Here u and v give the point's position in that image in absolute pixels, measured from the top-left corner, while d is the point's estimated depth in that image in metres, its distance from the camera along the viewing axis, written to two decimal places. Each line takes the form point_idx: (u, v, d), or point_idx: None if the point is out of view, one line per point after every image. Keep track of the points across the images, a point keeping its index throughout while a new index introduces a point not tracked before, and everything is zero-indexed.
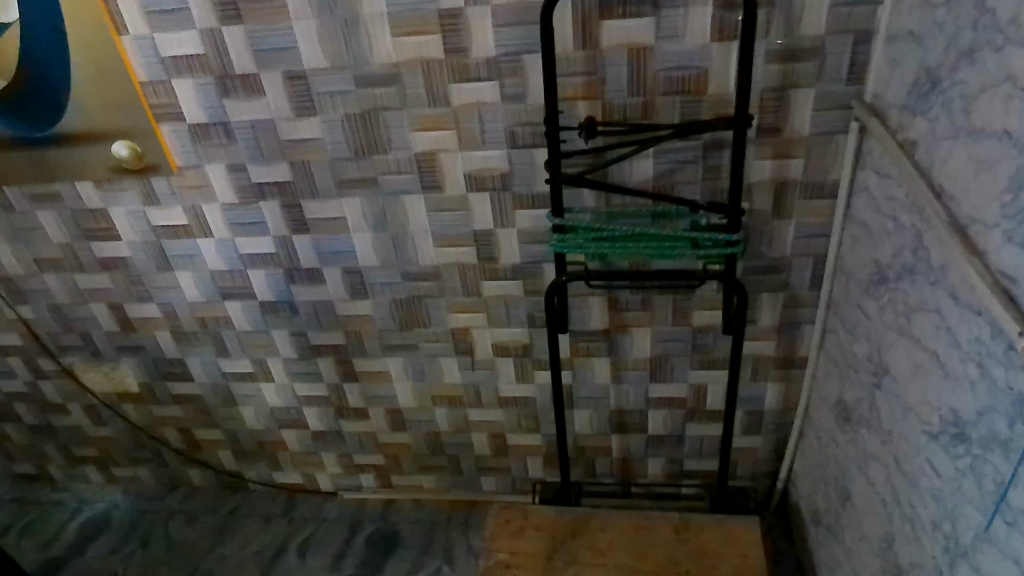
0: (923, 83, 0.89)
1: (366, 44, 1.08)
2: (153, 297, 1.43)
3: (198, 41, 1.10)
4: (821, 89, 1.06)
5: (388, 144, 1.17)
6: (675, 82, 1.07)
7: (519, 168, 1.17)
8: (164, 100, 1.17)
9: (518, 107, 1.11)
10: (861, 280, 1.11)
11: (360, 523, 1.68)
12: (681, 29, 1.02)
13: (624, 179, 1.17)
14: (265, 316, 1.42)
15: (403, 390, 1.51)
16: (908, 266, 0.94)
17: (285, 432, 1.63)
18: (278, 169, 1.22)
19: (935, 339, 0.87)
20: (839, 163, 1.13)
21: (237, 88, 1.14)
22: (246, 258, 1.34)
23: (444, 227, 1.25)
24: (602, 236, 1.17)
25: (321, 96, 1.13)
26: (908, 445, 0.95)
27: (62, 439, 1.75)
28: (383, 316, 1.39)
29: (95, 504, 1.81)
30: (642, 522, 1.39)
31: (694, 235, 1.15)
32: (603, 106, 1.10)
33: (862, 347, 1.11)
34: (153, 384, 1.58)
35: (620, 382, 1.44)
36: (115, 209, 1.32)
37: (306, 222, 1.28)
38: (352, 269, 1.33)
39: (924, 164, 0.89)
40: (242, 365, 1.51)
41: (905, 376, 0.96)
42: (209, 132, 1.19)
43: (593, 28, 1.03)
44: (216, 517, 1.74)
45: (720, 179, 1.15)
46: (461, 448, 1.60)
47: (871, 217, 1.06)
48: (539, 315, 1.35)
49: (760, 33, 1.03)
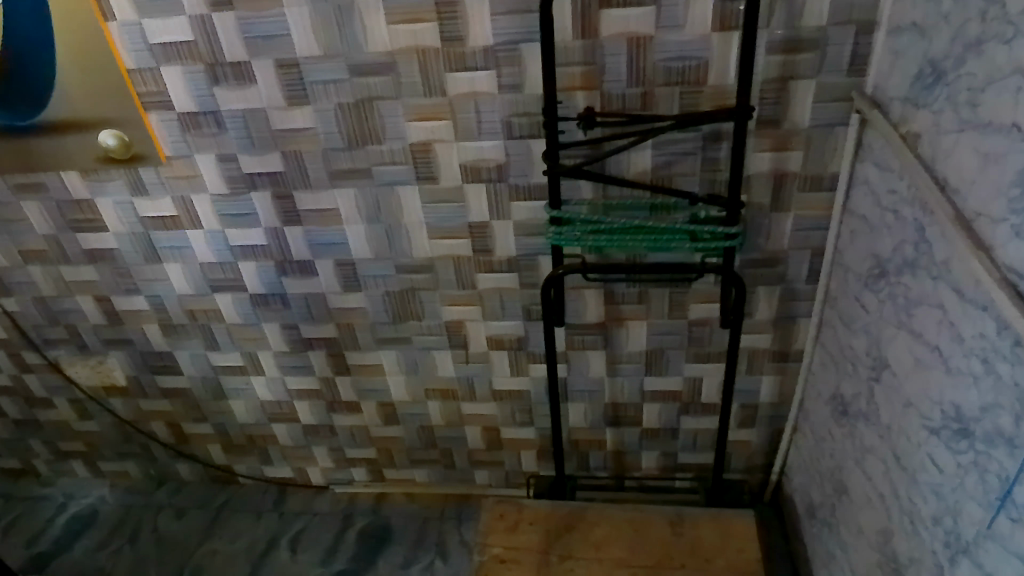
0: (928, 75, 0.88)
1: (360, 31, 1.05)
2: (141, 290, 1.40)
3: (187, 28, 1.08)
4: (823, 80, 1.05)
5: (383, 134, 1.15)
6: (675, 72, 1.05)
7: (516, 160, 1.16)
8: (153, 89, 1.14)
9: (515, 98, 1.09)
10: (859, 273, 1.10)
11: (352, 517, 1.67)
12: (681, 18, 1.01)
13: (622, 171, 1.16)
14: (255, 308, 1.40)
15: (396, 383, 1.50)
16: (910, 260, 0.93)
17: (276, 426, 1.61)
18: (269, 159, 1.20)
19: (937, 334, 0.86)
20: (839, 156, 1.12)
21: (227, 76, 1.12)
22: (236, 250, 1.32)
23: (439, 219, 1.24)
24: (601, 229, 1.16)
25: (314, 85, 1.11)
26: (907, 440, 0.94)
27: (48, 433, 1.72)
28: (376, 309, 1.38)
29: (82, 499, 1.78)
30: (637, 515, 1.38)
31: (693, 227, 1.14)
32: (601, 96, 1.08)
33: (860, 341, 1.11)
34: (142, 377, 1.56)
35: (615, 375, 1.43)
36: (102, 200, 1.29)
37: (298, 214, 1.26)
38: (345, 262, 1.31)
39: (928, 157, 0.88)
40: (233, 358, 1.49)
41: (904, 371, 0.95)
42: (200, 121, 1.17)
43: (592, 17, 1.02)
44: (205, 512, 1.72)
45: (719, 171, 1.14)
46: (454, 442, 1.59)
47: (870, 211, 1.05)
48: (534, 309, 1.34)
49: (763, 24, 1.01)
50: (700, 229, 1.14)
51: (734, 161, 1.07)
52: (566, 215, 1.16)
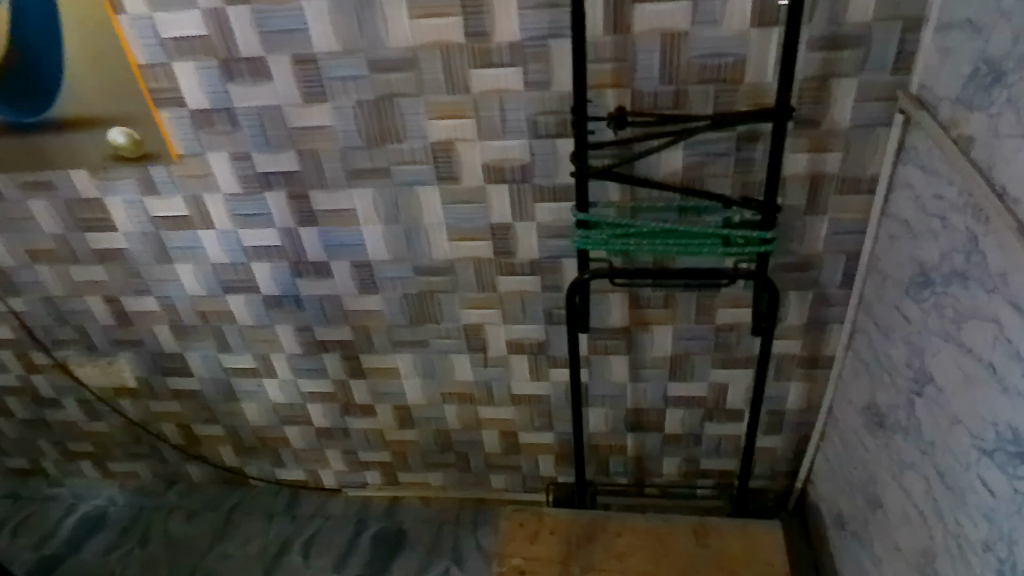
0: (984, 75, 0.83)
1: (382, 26, 1.01)
2: (152, 290, 1.37)
3: (201, 21, 1.03)
4: (865, 78, 1.00)
5: (403, 133, 1.11)
6: (710, 70, 1.01)
7: (541, 159, 1.11)
8: (164, 85, 1.10)
9: (542, 96, 1.05)
10: (899, 280, 1.06)
11: (366, 521, 1.63)
12: (719, 13, 0.96)
13: (651, 172, 1.11)
14: (269, 310, 1.36)
15: (412, 387, 1.46)
16: (959, 270, 0.88)
17: (289, 428, 1.57)
18: (284, 158, 1.15)
19: (991, 351, 0.82)
20: (879, 158, 1.07)
21: (242, 71, 1.07)
22: (250, 250, 1.28)
23: (460, 220, 1.19)
24: (629, 233, 1.12)
25: (332, 82, 1.07)
26: (954, 459, 0.90)
27: (57, 434, 1.69)
28: (393, 312, 1.34)
29: (91, 500, 1.75)
30: (660, 525, 1.34)
31: (726, 231, 1.10)
32: (632, 94, 1.04)
33: (899, 351, 1.06)
34: (152, 379, 1.52)
35: (637, 380, 1.39)
36: (111, 198, 1.25)
37: (314, 214, 1.22)
38: (361, 263, 1.27)
39: (983, 163, 0.83)
40: (245, 359, 1.46)
41: (951, 386, 0.91)
42: (213, 118, 1.12)
43: (625, 12, 0.97)
44: (216, 514, 1.69)
45: (752, 172, 1.09)
46: (471, 446, 1.55)
47: (913, 216, 1.01)
48: (556, 312, 1.30)
49: (804, 20, 0.96)
50: (734, 234, 1.10)
51: (772, 162, 1.03)
52: (593, 219, 1.12)
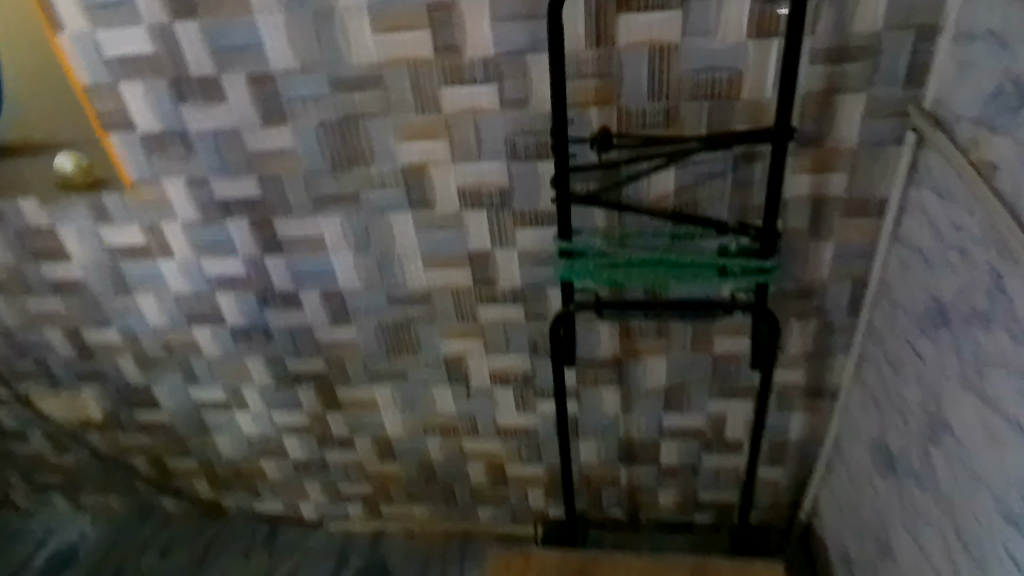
0: (1009, 95, 0.74)
1: (343, 42, 0.92)
2: (112, 321, 1.28)
3: (147, 38, 0.95)
4: (874, 92, 0.91)
5: (371, 155, 1.02)
6: (703, 85, 0.91)
7: (520, 183, 1.02)
8: (112, 107, 1.01)
9: (520, 115, 0.96)
10: (912, 314, 0.97)
11: (347, 556, 1.55)
12: (713, 24, 0.87)
13: (641, 196, 1.02)
14: (237, 340, 1.28)
15: (392, 418, 1.37)
16: (982, 312, 0.79)
17: (264, 460, 1.49)
18: (245, 183, 1.07)
19: (1019, 407, 0.73)
20: (889, 178, 0.98)
21: (194, 92, 0.98)
22: (213, 279, 1.20)
23: (436, 247, 1.11)
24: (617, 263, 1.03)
25: (291, 102, 0.98)
26: (976, 520, 0.81)
27: (23, 466, 1.60)
28: (368, 342, 1.25)
29: (62, 534, 1.67)
30: (656, 568, 1.26)
31: (723, 260, 1.01)
32: (619, 112, 0.94)
33: (912, 390, 0.97)
34: (118, 411, 1.44)
35: (631, 411, 1.30)
36: (63, 227, 1.16)
37: (279, 242, 1.13)
38: (332, 292, 1.19)
39: (1008, 194, 0.74)
40: (215, 391, 1.37)
41: (972, 439, 0.82)
42: (165, 142, 1.04)
43: (609, 23, 0.88)
44: (191, 549, 1.60)
45: (751, 195, 1.00)
46: (456, 478, 1.47)
47: (928, 245, 0.92)
48: (541, 342, 1.21)
49: (807, 30, 0.87)
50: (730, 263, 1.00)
51: (771, 186, 0.94)
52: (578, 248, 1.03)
